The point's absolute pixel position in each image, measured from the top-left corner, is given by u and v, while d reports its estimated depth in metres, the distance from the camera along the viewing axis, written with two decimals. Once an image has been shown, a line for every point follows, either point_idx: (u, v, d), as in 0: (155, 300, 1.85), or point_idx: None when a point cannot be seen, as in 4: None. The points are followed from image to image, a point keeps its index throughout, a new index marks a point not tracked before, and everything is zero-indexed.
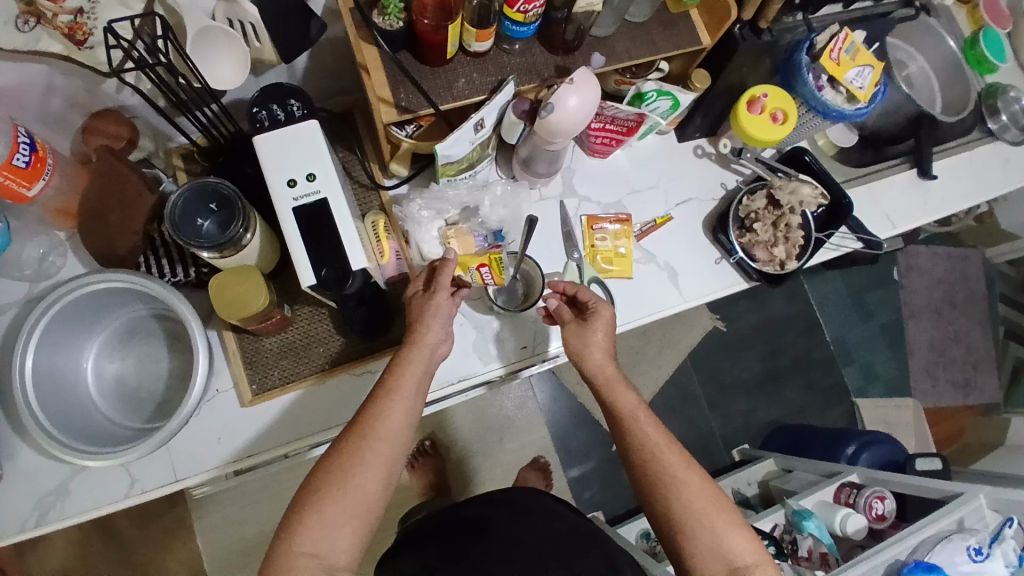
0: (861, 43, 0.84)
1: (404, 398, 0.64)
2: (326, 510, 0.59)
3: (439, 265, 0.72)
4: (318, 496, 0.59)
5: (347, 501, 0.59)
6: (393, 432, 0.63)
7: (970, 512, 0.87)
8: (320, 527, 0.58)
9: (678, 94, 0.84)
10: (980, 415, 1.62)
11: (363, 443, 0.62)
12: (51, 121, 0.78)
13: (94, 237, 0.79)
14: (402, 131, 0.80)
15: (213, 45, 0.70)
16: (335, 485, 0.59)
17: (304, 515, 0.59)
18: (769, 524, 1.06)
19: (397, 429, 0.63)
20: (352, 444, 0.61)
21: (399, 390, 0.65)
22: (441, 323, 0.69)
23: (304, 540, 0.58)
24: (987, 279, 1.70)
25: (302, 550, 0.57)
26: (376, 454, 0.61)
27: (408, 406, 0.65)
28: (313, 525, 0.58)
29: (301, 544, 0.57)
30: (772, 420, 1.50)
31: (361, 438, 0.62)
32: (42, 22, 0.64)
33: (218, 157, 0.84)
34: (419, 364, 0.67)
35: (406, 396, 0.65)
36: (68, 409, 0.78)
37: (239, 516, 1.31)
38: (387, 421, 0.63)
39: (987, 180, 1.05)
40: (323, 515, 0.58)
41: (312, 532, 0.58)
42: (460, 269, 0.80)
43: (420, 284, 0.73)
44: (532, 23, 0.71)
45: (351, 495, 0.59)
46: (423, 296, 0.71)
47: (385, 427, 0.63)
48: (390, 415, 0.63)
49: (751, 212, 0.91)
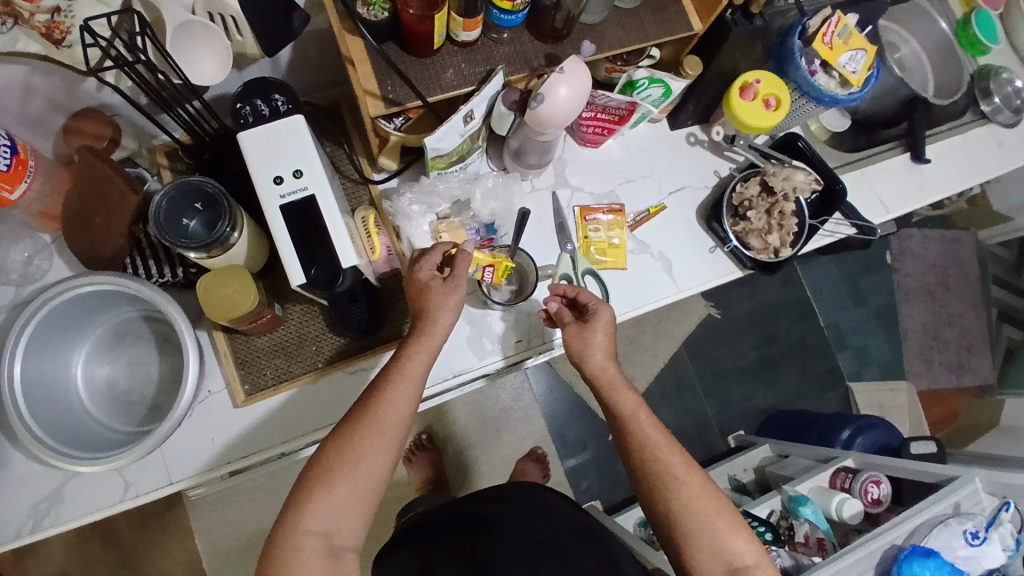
0: (853, 26, 0.82)
1: (410, 388, 0.63)
2: (336, 489, 0.58)
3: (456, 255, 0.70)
4: (330, 476, 0.58)
5: (356, 483, 0.58)
6: (400, 422, 0.62)
7: (967, 495, 0.88)
8: (328, 507, 0.57)
9: (670, 82, 0.83)
10: (975, 396, 1.63)
11: (371, 430, 0.60)
12: (30, 123, 0.76)
13: (77, 241, 0.77)
14: (391, 124, 0.78)
15: (191, 40, 0.68)
16: (346, 466, 0.59)
17: (312, 494, 0.58)
18: (765, 511, 1.07)
19: (404, 418, 0.62)
20: (361, 429, 0.60)
21: (407, 379, 0.63)
22: (450, 317, 0.67)
23: (313, 519, 0.57)
24: (980, 261, 1.70)
25: (309, 529, 0.57)
26: (384, 441, 0.60)
27: (413, 398, 0.64)
28: (320, 505, 0.57)
29: (309, 523, 0.57)
30: (768, 406, 1.50)
31: (370, 422, 0.61)
32: (19, 23, 0.64)
33: (202, 154, 0.83)
34: (426, 357, 0.65)
35: (412, 388, 0.64)
36: (59, 416, 0.76)
37: (238, 515, 1.29)
38: (396, 408, 0.62)
39: (981, 163, 1.05)
40: (331, 496, 0.58)
41: (319, 512, 0.57)
42: (472, 264, 0.78)
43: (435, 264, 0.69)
44: (521, 11, 0.69)
45: (360, 478, 0.59)
46: (445, 286, 0.67)
47: (394, 414, 0.62)
48: (397, 404, 0.62)
49: (744, 199, 0.90)
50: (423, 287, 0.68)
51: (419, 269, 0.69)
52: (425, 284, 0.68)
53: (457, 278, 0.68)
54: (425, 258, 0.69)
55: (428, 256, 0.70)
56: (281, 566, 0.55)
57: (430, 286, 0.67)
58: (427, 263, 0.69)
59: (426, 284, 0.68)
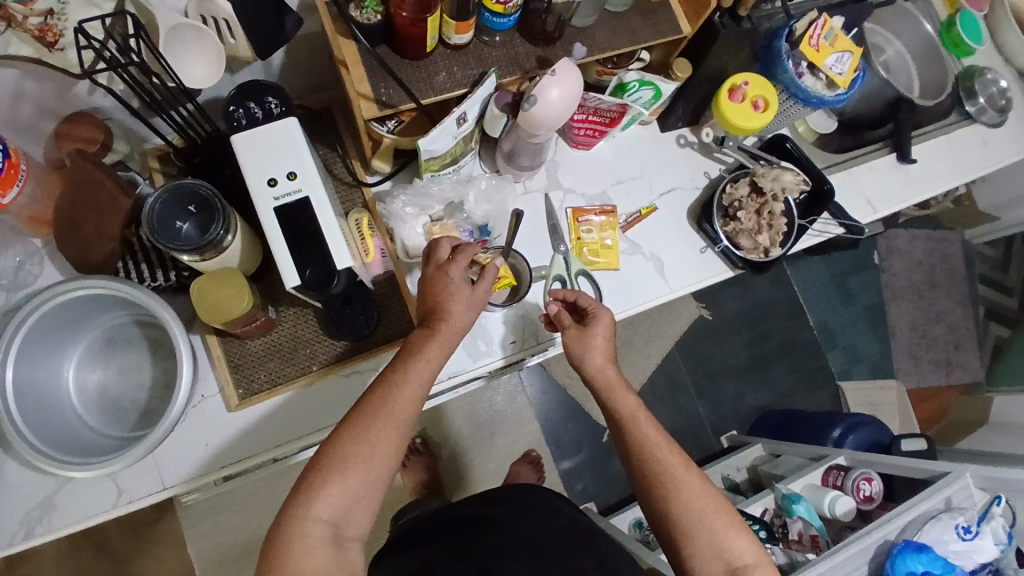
0: (838, 29, 0.84)
1: (416, 386, 0.63)
2: (347, 480, 0.58)
3: (484, 265, 0.69)
4: (342, 466, 0.58)
5: (363, 476, 0.58)
6: (409, 419, 0.62)
7: (958, 490, 0.89)
8: (339, 496, 0.57)
9: (660, 84, 0.84)
10: (964, 393, 1.65)
11: (384, 425, 0.60)
12: (22, 129, 0.76)
13: (68, 245, 0.76)
14: (383, 127, 0.78)
15: (183, 44, 0.69)
16: (359, 456, 0.58)
17: (319, 483, 0.57)
18: (759, 509, 1.08)
19: (410, 416, 0.62)
20: (375, 422, 0.60)
21: (415, 379, 0.63)
22: (467, 316, 0.66)
23: (322, 507, 0.57)
24: (967, 260, 1.73)
25: (318, 517, 0.56)
26: (396, 437, 0.61)
27: (419, 396, 0.63)
28: (327, 495, 0.57)
29: (318, 511, 0.57)
30: (760, 405, 1.51)
31: (384, 416, 0.60)
32: (12, 26, 0.63)
33: (195, 157, 0.82)
34: (442, 358, 0.64)
35: (422, 387, 0.63)
36: (52, 422, 0.76)
37: (232, 522, 1.28)
38: (408, 404, 0.62)
39: (966, 161, 1.07)
40: (339, 485, 0.57)
41: (326, 501, 0.57)
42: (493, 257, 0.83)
43: (464, 262, 0.67)
44: (512, 15, 0.70)
45: (372, 469, 0.59)
46: (467, 291, 0.66)
47: (405, 411, 0.62)
48: (404, 403, 0.62)
49: (734, 200, 0.92)
50: (450, 290, 0.66)
51: (450, 267, 0.67)
52: (450, 282, 0.66)
53: (485, 286, 0.67)
54: (454, 260, 0.67)
55: (457, 259, 0.67)
56: (286, 553, 0.55)
57: (457, 292, 0.66)
58: (458, 265, 0.67)
59: (449, 284, 0.66)
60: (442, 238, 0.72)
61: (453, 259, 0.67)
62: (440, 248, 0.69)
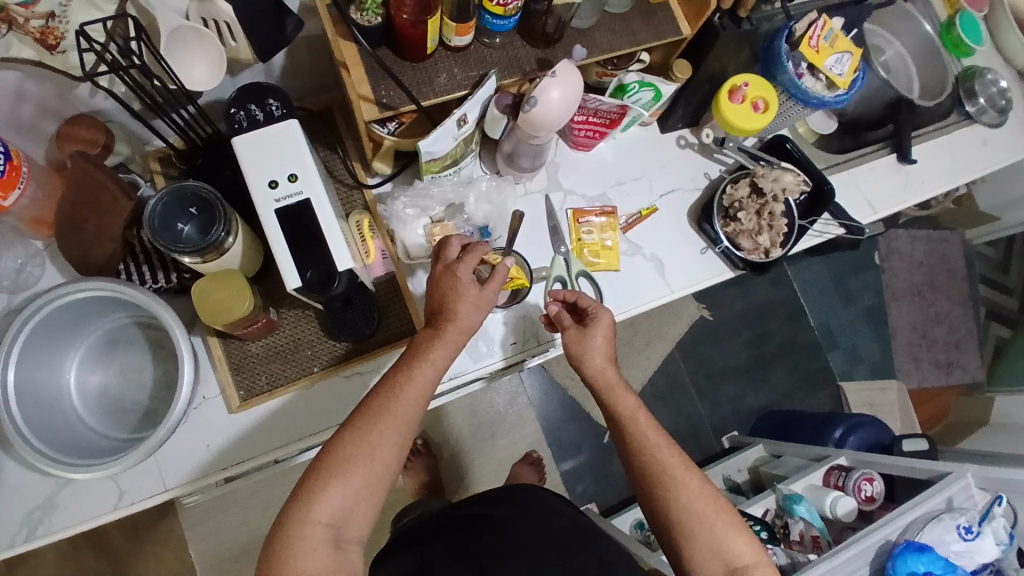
0: (838, 30, 0.84)
1: (419, 388, 0.63)
2: (348, 482, 0.58)
3: (494, 264, 0.68)
4: (342, 468, 0.58)
5: (364, 478, 0.58)
6: (411, 420, 0.62)
7: (959, 491, 0.89)
8: (339, 497, 0.57)
9: (660, 85, 0.84)
10: (964, 394, 1.64)
11: (386, 427, 0.60)
12: (23, 130, 0.76)
13: (69, 246, 0.77)
14: (383, 129, 0.79)
15: (184, 46, 0.69)
16: (360, 458, 0.59)
17: (320, 485, 0.57)
18: (760, 510, 1.08)
19: (412, 417, 0.62)
20: (376, 424, 0.60)
21: (417, 381, 0.63)
22: (472, 317, 0.66)
23: (322, 509, 0.57)
24: (968, 260, 1.73)
25: (318, 519, 0.56)
26: (397, 438, 0.61)
27: (420, 398, 0.63)
28: (327, 497, 0.57)
29: (319, 512, 0.57)
30: (761, 406, 1.51)
31: (385, 418, 0.60)
32: (14, 28, 0.64)
33: (196, 159, 0.83)
34: (445, 359, 0.64)
35: (424, 389, 0.63)
36: (53, 423, 0.76)
37: (233, 523, 1.28)
38: (411, 406, 0.62)
39: (965, 162, 1.07)
40: (340, 487, 0.57)
41: (326, 503, 0.57)
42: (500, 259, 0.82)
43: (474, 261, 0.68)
44: (512, 16, 0.70)
45: (373, 471, 0.59)
46: (477, 291, 0.66)
47: (407, 412, 0.62)
48: (406, 404, 0.62)
49: (734, 201, 0.92)
50: (457, 290, 0.65)
51: (458, 266, 0.67)
52: (458, 281, 0.66)
53: (494, 286, 0.67)
54: (463, 260, 0.67)
55: (467, 257, 0.67)
56: (287, 555, 0.55)
57: (465, 292, 0.65)
58: (466, 264, 0.67)
59: (458, 284, 0.66)
60: (451, 235, 0.72)
61: (463, 258, 0.67)
62: (449, 246, 0.69)
